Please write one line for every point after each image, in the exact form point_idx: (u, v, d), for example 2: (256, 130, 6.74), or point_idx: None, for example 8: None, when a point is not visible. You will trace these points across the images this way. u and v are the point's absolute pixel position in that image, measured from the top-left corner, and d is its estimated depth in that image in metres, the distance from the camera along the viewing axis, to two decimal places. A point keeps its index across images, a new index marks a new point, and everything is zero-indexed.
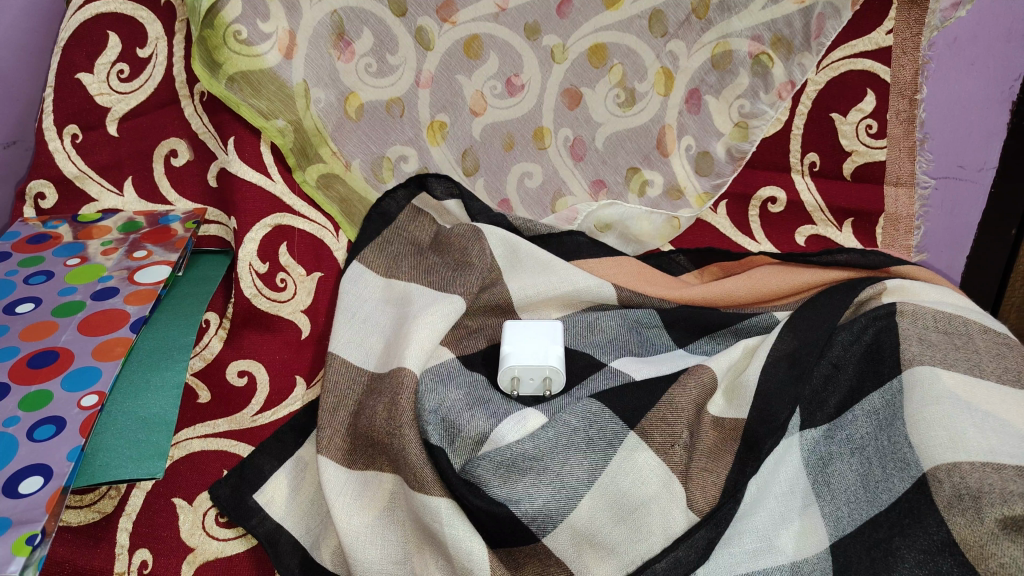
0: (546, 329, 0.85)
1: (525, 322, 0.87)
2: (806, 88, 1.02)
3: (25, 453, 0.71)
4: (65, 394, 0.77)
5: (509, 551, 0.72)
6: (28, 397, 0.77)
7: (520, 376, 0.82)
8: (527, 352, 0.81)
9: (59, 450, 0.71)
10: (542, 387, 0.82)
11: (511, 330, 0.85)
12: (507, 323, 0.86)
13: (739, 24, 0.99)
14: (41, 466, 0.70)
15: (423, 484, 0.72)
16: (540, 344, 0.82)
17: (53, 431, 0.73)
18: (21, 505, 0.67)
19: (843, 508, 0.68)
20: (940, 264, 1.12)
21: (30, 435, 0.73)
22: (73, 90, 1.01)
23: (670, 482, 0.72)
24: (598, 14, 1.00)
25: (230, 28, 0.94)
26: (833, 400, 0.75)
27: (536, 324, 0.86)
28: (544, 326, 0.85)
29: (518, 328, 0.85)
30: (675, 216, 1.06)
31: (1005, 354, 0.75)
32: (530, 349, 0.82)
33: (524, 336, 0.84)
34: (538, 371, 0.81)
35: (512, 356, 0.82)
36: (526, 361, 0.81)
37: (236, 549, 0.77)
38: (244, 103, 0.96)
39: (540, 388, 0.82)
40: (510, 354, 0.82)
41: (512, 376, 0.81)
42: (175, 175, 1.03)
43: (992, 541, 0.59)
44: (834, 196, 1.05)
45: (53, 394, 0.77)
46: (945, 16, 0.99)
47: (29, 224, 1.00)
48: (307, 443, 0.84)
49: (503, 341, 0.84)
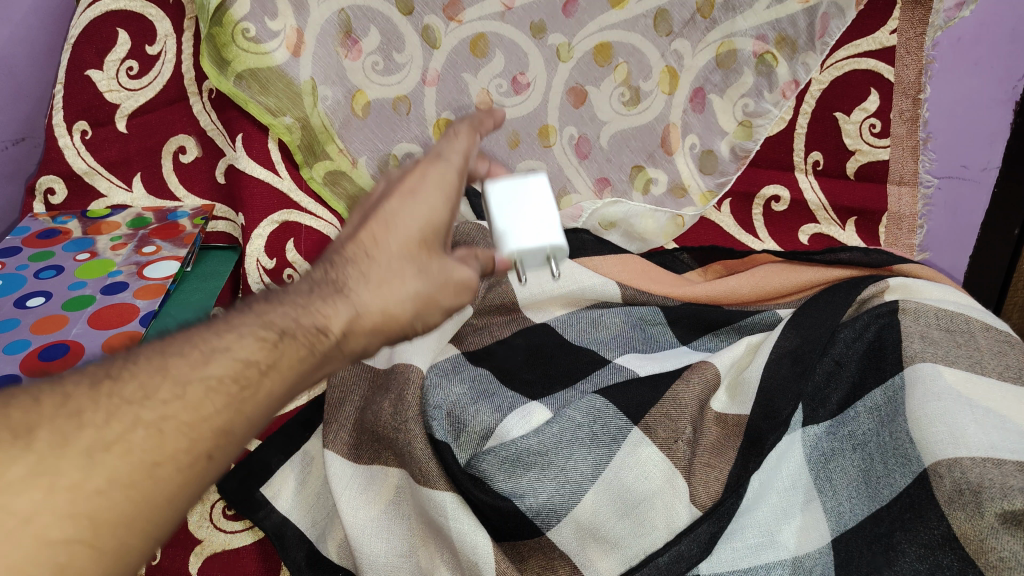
0: (546, 200, 0.64)
1: (514, 177, 0.66)
2: (811, 87, 1.03)
3: None
4: None
5: (513, 544, 0.73)
6: None
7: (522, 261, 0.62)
8: (524, 227, 0.61)
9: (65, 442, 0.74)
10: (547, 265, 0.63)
11: (495, 195, 0.64)
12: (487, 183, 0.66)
13: (744, 23, 0.99)
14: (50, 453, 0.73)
15: (428, 477, 0.73)
16: (544, 217, 0.62)
17: None
18: None
19: (846, 503, 0.69)
20: (943, 263, 1.12)
21: None
22: (83, 86, 1.02)
23: (673, 477, 0.72)
24: (604, 13, 1.00)
25: (239, 25, 0.95)
26: (835, 397, 0.76)
27: (526, 183, 0.65)
28: (535, 187, 0.65)
29: (505, 192, 0.64)
30: (680, 214, 1.07)
31: (1006, 351, 0.75)
32: (531, 223, 0.62)
33: (519, 209, 0.63)
34: (542, 252, 0.61)
35: (507, 232, 0.61)
36: (527, 241, 0.60)
37: (245, 541, 0.81)
38: (252, 100, 0.98)
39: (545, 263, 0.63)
40: (506, 234, 0.61)
41: (514, 262, 0.61)
42: (184, 171, 1.05)
43: (992, 535, 0.59)
44: (838, 195, 1.06)
45: None
46: (950, 16, 0.98)
47: (39, 219, 1.01)
48: (315, 437, 0.86)
49: (492, 220, 0.63)
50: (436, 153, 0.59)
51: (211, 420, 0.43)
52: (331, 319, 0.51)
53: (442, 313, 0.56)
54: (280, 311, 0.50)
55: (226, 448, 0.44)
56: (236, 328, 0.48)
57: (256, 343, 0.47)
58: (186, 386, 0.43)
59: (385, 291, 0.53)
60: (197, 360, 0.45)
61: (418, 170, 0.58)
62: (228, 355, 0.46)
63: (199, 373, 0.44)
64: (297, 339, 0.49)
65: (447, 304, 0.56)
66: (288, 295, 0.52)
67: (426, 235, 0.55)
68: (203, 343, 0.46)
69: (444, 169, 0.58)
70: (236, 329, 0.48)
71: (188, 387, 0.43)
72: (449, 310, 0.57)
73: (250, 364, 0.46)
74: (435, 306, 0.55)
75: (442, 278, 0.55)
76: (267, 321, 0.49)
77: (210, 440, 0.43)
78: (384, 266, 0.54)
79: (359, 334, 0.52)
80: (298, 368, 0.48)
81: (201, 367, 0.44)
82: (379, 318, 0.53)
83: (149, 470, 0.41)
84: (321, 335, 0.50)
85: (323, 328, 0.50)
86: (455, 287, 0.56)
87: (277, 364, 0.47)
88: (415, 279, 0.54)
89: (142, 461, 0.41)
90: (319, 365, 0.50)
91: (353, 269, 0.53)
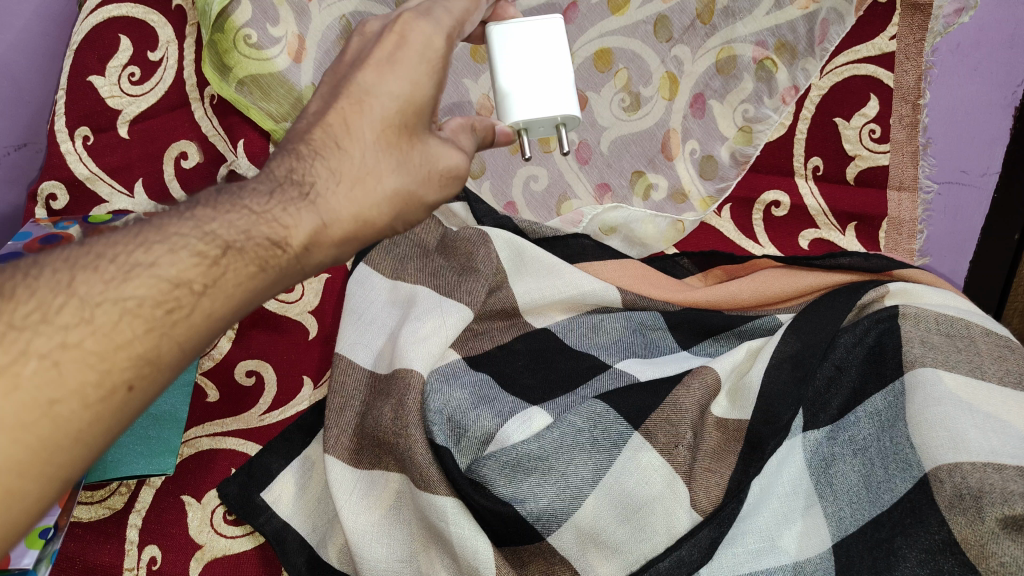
0: (554, 51, 0.71)
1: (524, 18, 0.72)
2: (811, 92, 1.04)
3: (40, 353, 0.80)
4: None
5: (514, 549, 0.74)
6: None
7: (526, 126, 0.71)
8: (529, 92, 0.69)
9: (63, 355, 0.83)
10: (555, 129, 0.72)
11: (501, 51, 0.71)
12: (494, 27, 0.71)
13: (744, 29, 1.01)
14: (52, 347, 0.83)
15: (428, 483, 0.73)
16: (550, 83, 0.69)
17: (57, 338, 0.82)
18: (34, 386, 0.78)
19: (846, 508, 0.69)
20: (944, 269, 1.08)
21: None
22: (86, 92, 1.03)
23: (674, 482, 0.72)
24: (604, 19, 1.03)
25: (241, 31, 0.97)
26: (836, 402, 0.76)
27: (535, 28, 0.72)
28: (544, 29, 0.72)
29: (512, 44, 0.71)
30: (681, 220, 1.04)
31: (1007, 356, 0.75)
32: (536, 86, 0.69)
33: (526, 63, 0.70)
34: (548, 121, 0.70)
35: (512, 95, 0.69)
36: (532, 106, 0.69)
37: (245, 546, 0.81)
38: (255, 106, 0.99)
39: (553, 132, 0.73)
40: (512, 96, 0.69)
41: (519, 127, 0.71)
42: (185, 177, 1.03)
43: (992, 540, 0.60)
44: (837, 200, 1.05)
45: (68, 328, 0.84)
46: (949, 21, 1.01)
47: (40, 224, 1.00)
48: (315, 442, 0.85)
49: (497, 74, 0.70)
50: (422, 11, 0.58)
51: (127, 348, 0.42)
52: (292, 232, 0.49)
53: (425, 207, 0.58)
54: (224, 221, 0.48)
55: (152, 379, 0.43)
56: (166, 244, 0.45)
57: (193, 259, 0.45)
58: (94, 309, 0.42)
59: (358, 192, 0.53)
60: (113, 277, 0.43)
61: (396, 42, 0.56)
62: (151, 274, 0.44)
63: (112, 294, 0.42)
64: (245, 254, 0.47)
65: (432, 199, 0.58)
66: (245, 197, 0.50)
67: (407, 124, 0.55)
68: (123, 259, 0.44)
69: (430, 34, 0.57)
70: (168, 241, 0.45)
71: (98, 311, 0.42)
72: (431, 204, 0.59)
73: (179, 284, 0.44)
74: (417, 200, 0.57)
75: (423, 169, 0.57)
76: (207, 233, 0.47)
77: (128, 370, 0.42)
78: (358, 160, 0.53)
79: (324, 244, 0.51)
80: (241, 282, 0.47)
81: (116, 287, 0.43)
82: (350, 226, 0.52)
83: (48, 408, 0.40)
84: (276, 249, 0.49)
85: (282, 242, 0.49)
86: (438, 176, 0.58)
87: (216, 283, 0.46)
88: (394, 174, 0.54)
89: (38, 398, 0.39)
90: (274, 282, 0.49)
91: (322, 166, 0.52)
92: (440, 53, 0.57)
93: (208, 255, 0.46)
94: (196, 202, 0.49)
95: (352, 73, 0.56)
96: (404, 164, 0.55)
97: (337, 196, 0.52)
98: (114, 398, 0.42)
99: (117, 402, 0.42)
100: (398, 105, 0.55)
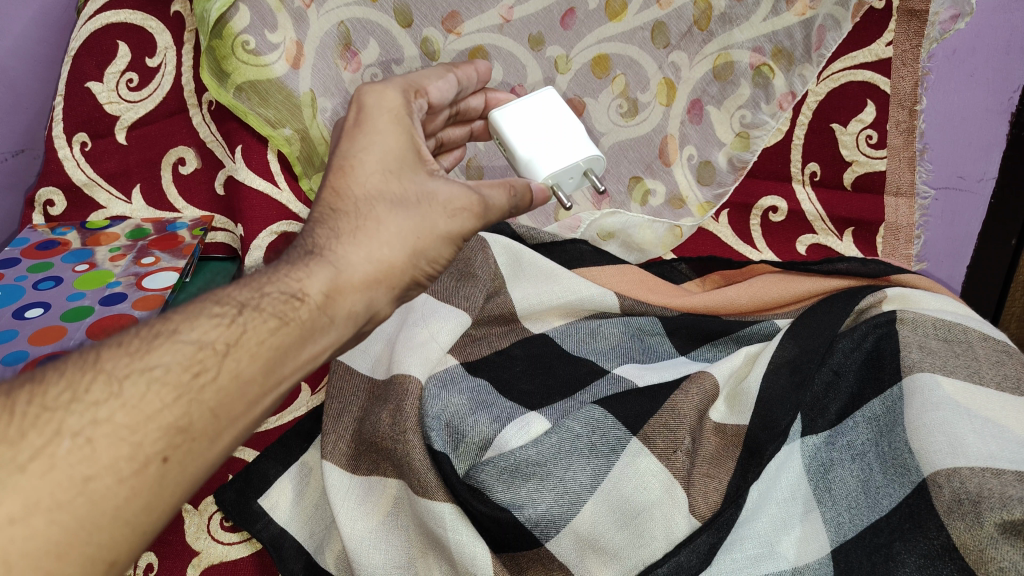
0: (556, 115, 0.80)
1: (515, 100, 0.83)
2: (807, 99, 1.03)
3: (54, 310, 0.88)
4: (82, 315, 0.88)
5: (512, 555, 0.73)
6: (70, 311, 0.88)
7: (556, 182, 0.77)
8: (549, 155, 0.77)
9: (56, 320, 0.87)
10: (586, 181, 0.79)
11: (508, 129, 0.79)
12: (494, 115, 0.81)
13: (740, 36, 0.99)
14: (46, 303, 0.89)
15: (427, 488, 0.73)
16: (565, 139, 0.78)
17: (60, 306, 0.89)
18: (27, 323, 0.87)
19: (845, 514, 0.68)
20: (940, 274, 1.12)
21: (56, 300, 0.90)
22: (84, 98, 1.03)
23: (673, 487, 0.72)
24: (601, 25, 1.01)
25: (239, 38, 0.97)
26: (834, 407, 0.77)
27: (529, 104, 0.82)
28: (537, 102, 0.82)
29: (515, 121, 0.80)
30: (677, 225, 1.07)
31: (1005, 362, 0.75)
32: (555, 149, 0.77)
33: (534, 131, 0.79)
34: (576, 169, 0.77)
35: (534, 162, 0.77)
36: (558, 163, 0.76)
37: (242, 552, 0.80)
38: (252, 111, 0.99)
39: (580, 180, 0.80)
40: (534, 161, 0.77)
41: (551, 184, 0.77)
42: (183, 183, 1.06)
43: (992, 545, 0.59)
44: (835, 206, 1.07)
45: (92, 309, 0.88)
46: (945, 28, 0.98)
47: (38, 230, 1.01)
48: (312, 449, 0.85)
49: (514, 147, 0.78)
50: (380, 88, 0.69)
51: (156, 419, 0.48)
52: (305, 283, 0.57)
53: (442, 238, 0.64)
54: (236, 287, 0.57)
55: (184, 454, 0.49)
56: (190, 317, 0.53)
57: (214, 325, 0.53)
58: (123, 383, 0.49)
59: (361, 237, 0.60)
60: (137, 350, 0.51)
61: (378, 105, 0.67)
62: (182, 342, 0.52)
63: (139, 366, 0.50)
64: (262, 311, 0.55)
65: (445, 229, 0.64)
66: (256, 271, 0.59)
67: (389, 168, 0.64)
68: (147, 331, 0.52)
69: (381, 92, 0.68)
70: (195, 314, 0.54)
71: (126, 384, 0.49)
72: (447, 234, 0.64)
73: (202, 347, 0.52)
74: (429, 230, 0.63)
75: (426, 205, 0.64)
76: (222, 297, 0.56)
77: (161, 442, 0.48)
78: (358, 213, 0.62)
79: (338, 298, 0.58)
80: (262, 351, 0.53)
81: (143, 360, 0.50)
82: (369, 268, 0.60)
83: (83, 485, 0.45)
84: (294, 302, 0.56)
85: (298, 293, 0.56)
86: (443, 207, 0.64)
87: (238, 343, 0.53)
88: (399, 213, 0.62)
89: (74, 476, 0.45)
90: (300, 340, 0.55)
91: (323, 229, 0.61)
92: (397, 104, 0.68)
93: (228, 315, 0.54)
94: (242, 284, 0.57)
95: (348, 136, 0.65)
96: (404, 206, 0.63)
97: (346, 247, 0.59)
98: (148, 469, 0.47)
99: (151, 473, 0.47)
100: (376, 157, 0.64)
